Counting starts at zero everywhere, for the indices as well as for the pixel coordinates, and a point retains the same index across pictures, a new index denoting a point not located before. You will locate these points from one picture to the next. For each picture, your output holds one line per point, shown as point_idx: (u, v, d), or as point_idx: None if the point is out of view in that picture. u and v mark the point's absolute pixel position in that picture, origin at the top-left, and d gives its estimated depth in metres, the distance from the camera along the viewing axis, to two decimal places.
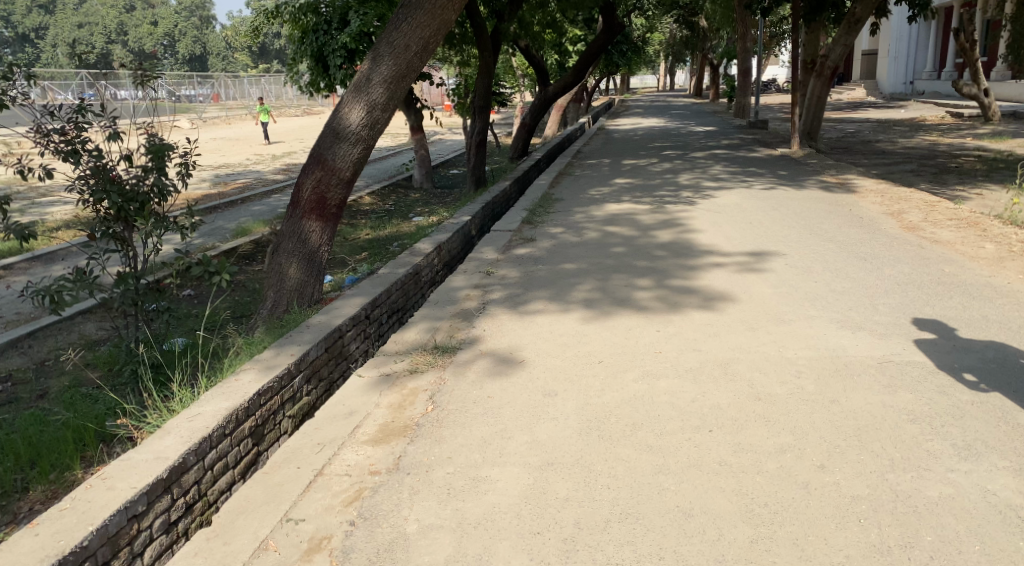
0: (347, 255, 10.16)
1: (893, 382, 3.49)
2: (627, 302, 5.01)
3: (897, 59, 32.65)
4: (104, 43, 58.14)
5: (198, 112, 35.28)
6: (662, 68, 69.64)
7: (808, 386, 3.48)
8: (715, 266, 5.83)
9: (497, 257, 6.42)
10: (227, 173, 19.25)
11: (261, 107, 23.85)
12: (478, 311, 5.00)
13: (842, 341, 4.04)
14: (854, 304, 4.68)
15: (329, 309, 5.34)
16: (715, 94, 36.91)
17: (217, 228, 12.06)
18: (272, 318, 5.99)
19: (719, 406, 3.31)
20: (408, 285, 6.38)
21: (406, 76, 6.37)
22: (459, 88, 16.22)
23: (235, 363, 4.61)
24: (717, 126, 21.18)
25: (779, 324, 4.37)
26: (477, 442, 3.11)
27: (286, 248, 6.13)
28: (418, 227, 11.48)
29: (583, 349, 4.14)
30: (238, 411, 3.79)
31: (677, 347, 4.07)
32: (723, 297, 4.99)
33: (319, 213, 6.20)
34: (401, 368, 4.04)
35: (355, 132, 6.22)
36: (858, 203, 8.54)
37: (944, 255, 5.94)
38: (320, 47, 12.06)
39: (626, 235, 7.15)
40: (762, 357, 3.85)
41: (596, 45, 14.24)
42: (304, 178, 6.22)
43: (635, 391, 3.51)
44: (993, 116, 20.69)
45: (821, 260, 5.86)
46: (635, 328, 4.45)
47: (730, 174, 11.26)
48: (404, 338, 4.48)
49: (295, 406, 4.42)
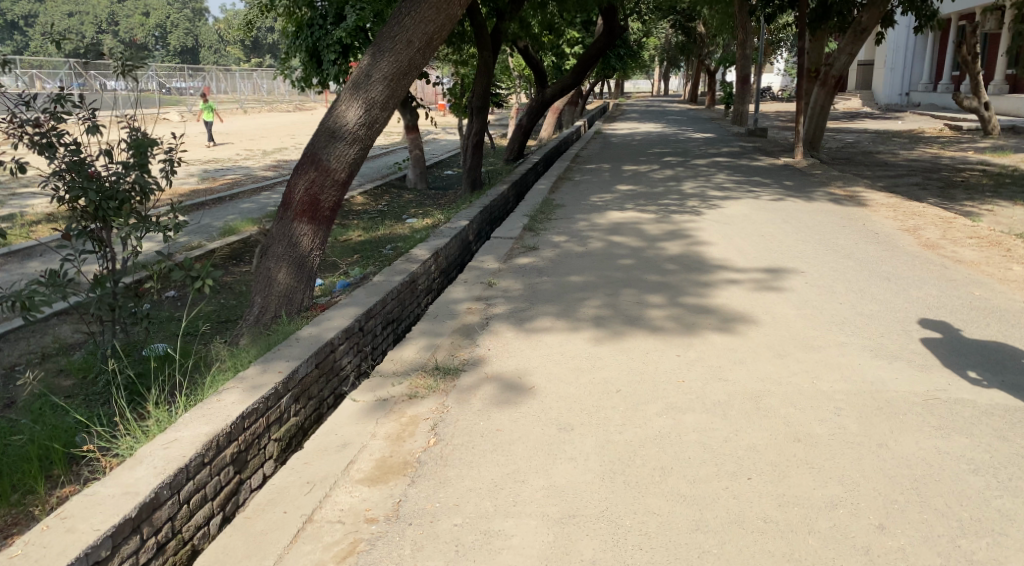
0: (338, 258, 9.78)
1: (945, 423, 3.17)
2: (640, 322, 4.67)
3: (893, 70, 32.57)
4: (94, 33, 57.65)
5: (188, 104, 34.72)
6: (657, 72, 69.39)
7: (850, 425, 3.17)
8: (731, 282, 5.51)
9: (499, 267, 6.07)
10: (216, 168, 18.87)
11: (207, 105, 22.51)
12: (481, 327, 4.65)
13: (879, 373, 3.73)
14: (885, 330, 4.38)
15: (320, 320, 4.99)
16: (712, 101, 36.75)
17: (203, 226, 11.67)
18: (258, 326, 5.64)
19: (756, 448, 2.99)
20: (404, 294, 6.03)
21: (408, 73, 6.01)
22: (456, 87, 15.87)
23: (217, 379, 4.25)
24: (715, 134, 20.95)
25: (809, 351, 4.05)
26: (487, 486, 2.77)
27: (275, 252, 5.79)
28: (412, 229, 11.14)
29: (599, 374, 3.80)
30: (218, 438, 3.43)
31: (701, 376, 3.74)
32: (743, 318, 4.67)
33: (312, 215, 5.85)
34: (399, 392, 3.68)
35: (351, 131, 5.86)
36: (871, 217, 8.27)
37: (971, 276, 5.66)
38: (315, 41, 11.69)
39: (633, 246, 6.83)
40: (796, 391, 3.53)
41: (597, 48, 13.98)
42: (296, 179, 5.86)
43: (661, 429, 3.17)
44: (993, 130, 20.53)
45: (842, 279, 5.55)
46: (652, 352, 4.11)
47: (735, 183, 10.97)
48: (402, 356, 4.13)
49: (283, 429, 4.09)
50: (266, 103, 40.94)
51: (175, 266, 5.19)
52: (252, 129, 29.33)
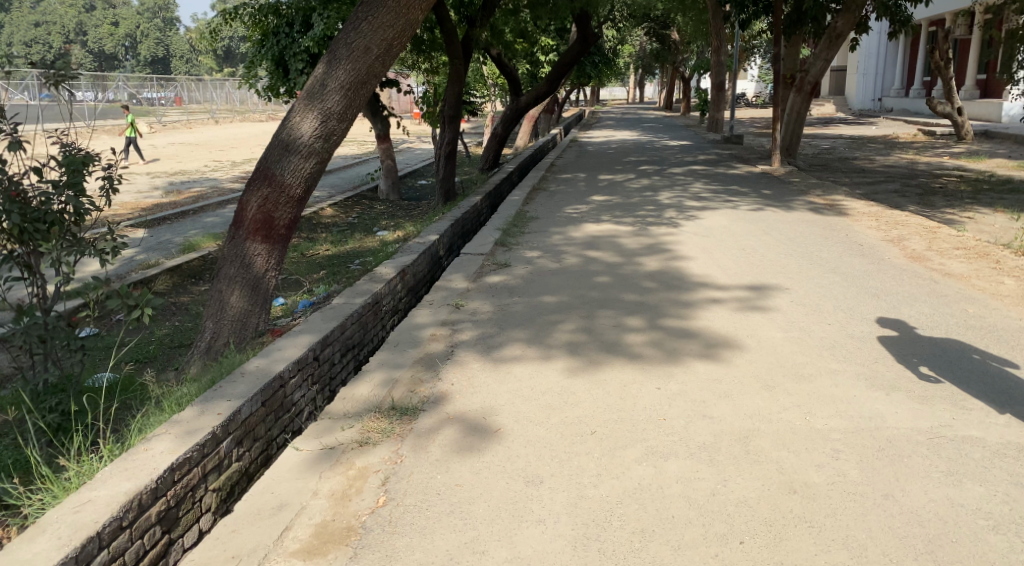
0: (301, 275, 9.35)
1: (954, 467, 2.84)
2: (616, 349, 4.31)
3: (866, 75, 32.82)
4: (62, 43, 56.73)
5: (157, 115, 34.04)
6: (632, 80, 69.68)
7: (851, 472, 2.83)
8: (713, 302, 5.18)
9: (467, 286, 5.69)
10: (182, 180, 18.35)
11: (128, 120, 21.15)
12: (445, 357, 4.27)
13: (877, 407, 3.40)
14: (878, 356, 4.06)
15: (270, 351, 4.59)
16: (687, 108, 36.66)
17: (162, 243, 11.18)
18: (209, 355, 5.27)
19: (748, 503, 2.65)
20: (366, 317, 5.64)
21: (367, 81, 5.62)
22: (428, 95, 15.50)
23: (150, 420, 3.85)
24: (692, 140, 20.77)
25: (800, 382, 3.72)
26: (441, 561, 2.41)
27: (226, 273, 5.39)
28: (382, 242, 10.74)
29: (573, 412, 3.43)
30: (140, 496, 3.04)
31: (684, 412, 3.39)
32: (727, 344, 4.33)
33: (265, 234, 5.43)
34: (349, 438, 3.30)
35: (306, 145, 5.47)
36: (853, 227, 8.02)
37: (962, 292, 5.38)
38: (282, 50, 11.32)
39: (609, 262, 6.50)
40: (788, 431, 3.18)
41: (571, 55, 13.65)
42: (248, 196, 5.45)
43: (641, 480, 2.82)
44: (966, 134, 20.53)
45: (828, 297, 5.25)
46: (630, 384, 3.76)
47: (713, 192, 10.68)
48: (355, 393, 3.74)
49: (223, 476, 3.69)
50: (239, 114, 40.40)
51: (111, 293, 4.74)
52: (221, 140, 28.73)
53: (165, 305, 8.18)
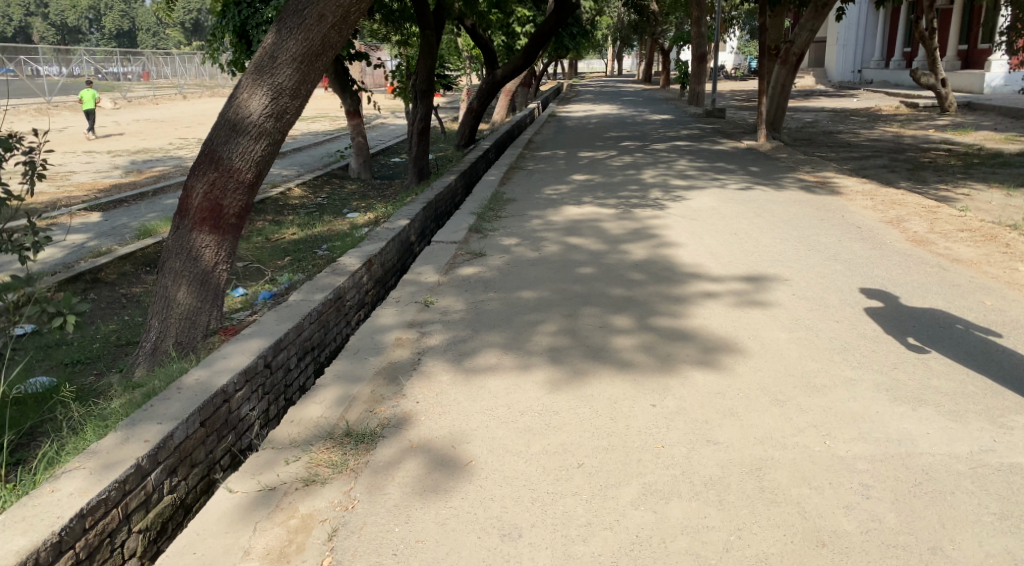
0: (264, 263, 8.77)
1: (1008, 509, 2.40)
2: (604, 354, 3.84)
3: (846, 46, 32.43)
4: (23, 15, 54.49)
5: (123, 90, 32.84)
6: (610, 53, 68.95)
7: (887, 516, 2.39)
8: (707, 297, 4.71)
9: (439, 280, 5.17)
10: (145, 159, 17.56)
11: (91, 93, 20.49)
12: (410, 366, 3.77)
13: (905, 426, 2.95)
14: (898, 360, 3.61)
15: (213, 359, 4.05)
16: (666, 80, 36.01)
17: (116, 227, 10.52)
18: (154, 358, 4.75)
19: (768, 562, 2.22)
20: (327, 314, 5.11)
21: (322, 53, 5.02)
22: (401, 69, 14.80)
23: (69, 447, 3.32)
24: (673, 115, 20.23)
25: (813, 396, 3.26)
26: None
27: (170, 267, 4.84)
28: (352, 225, 10.17)
29: (556, 438, 2.96)
30: (34, 555, 2.54)
31: (685, 438, 2.92)
32: (727, 347, 3.86)
33: (213, 224, 4.86)
34: (293, 474, 2.81)
35: (256, 124, 4.87)
36: (848, 207, 7.58)
37: (975, 280, 4.96)
38: (243, 21, 10.59)
39: (592, 250, 6.01)
40: (806, 460, 2.73)
41: (549, 26, 13.01)
42: (193, 181, 4.86)
43: (638, 531, 2.37)
44: (949, 106, 20.20)
45: (833, 288, 4.80)
46: (621, 399, 3.28)
47: (698, 170, 10.21)
48: (304, 415, 3.23)
49: (151, 513, 3.18)
50: (208, 88, 39.25)
51: (29, 295, 4.13)
52: (188, 116, 27.74)
53: (114, 301, 7.60)
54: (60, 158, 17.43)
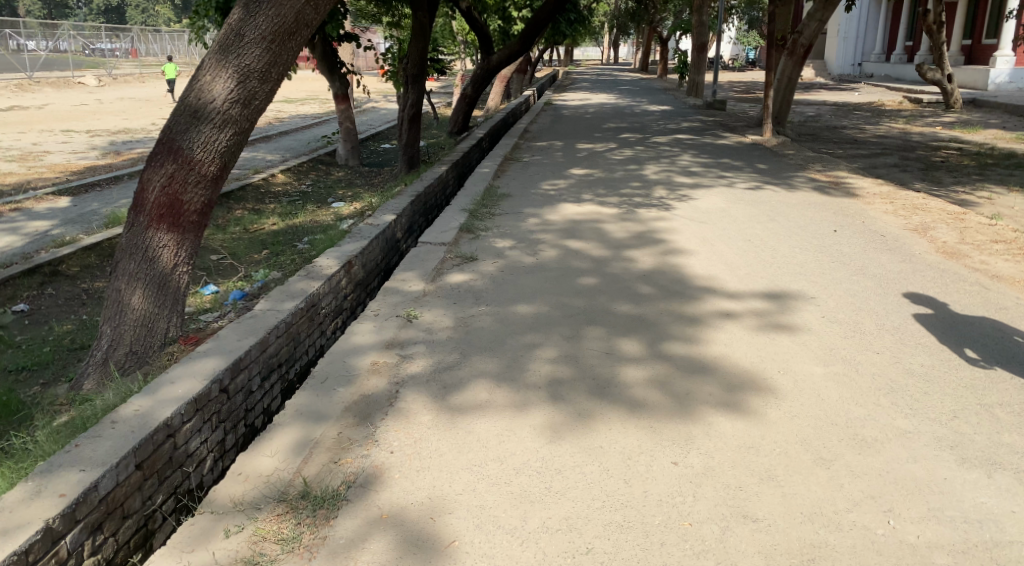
0: (240, 257, 8.18)
1: None
2: (612, 390, 3.30)
3: (846, 39, 31.86)
4: None
5: (108, 68, 31.79)
6: (606, 40, 68.07)
7: None
8: (725, 317, 4.16)
9: (425, 290, 4.61)
10: (125, 140, 16.83)
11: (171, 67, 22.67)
12: (386, 401, 3.20)
13: (984, 503, 2.44)
14: (956, 406, 3.09)
15: (159, 384, 3.46)
16: (664, 68, 35.33)
17: (85, 214, 9.87)
18: (104, 370, 4.18)
19: None
20: (298, 325, 4.52)
21: (296, 32, 4.41)
22: (393, 52, 14.12)
23: None
24: (673, 105, 19.62)
25: (864, 454, 2.73)
26: None
27: (123, 269, 4.24)
28: (336, 216, 9.58)
29: (560, 510, 2.43)
30: None
31: (716, 512, 2.40)
32: (756, 384, 3.33)
33: (172, 221, 4.25)
34: (231, 551, 2.27)
35: (220, 111, 4.26)
36: (867, 211, 7.05)
37: (1020, 302, 4.44)
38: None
39: (595, 256, 5.45)
40: (868, 552, 2.22)
41: (549, 10, 12.31)
42: (149, 172, 4.24)
43: None
44: (955, 103, 19.66)
45: (868, 310, 4.27)
46: (635, 454, 2.74)
47: (703, 166, 9.66)
48: (253, 469, 2.68)
49: None
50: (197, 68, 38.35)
51: None
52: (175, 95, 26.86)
53: (73, 298, 6.98)
54: (36, 137, 16.68)
